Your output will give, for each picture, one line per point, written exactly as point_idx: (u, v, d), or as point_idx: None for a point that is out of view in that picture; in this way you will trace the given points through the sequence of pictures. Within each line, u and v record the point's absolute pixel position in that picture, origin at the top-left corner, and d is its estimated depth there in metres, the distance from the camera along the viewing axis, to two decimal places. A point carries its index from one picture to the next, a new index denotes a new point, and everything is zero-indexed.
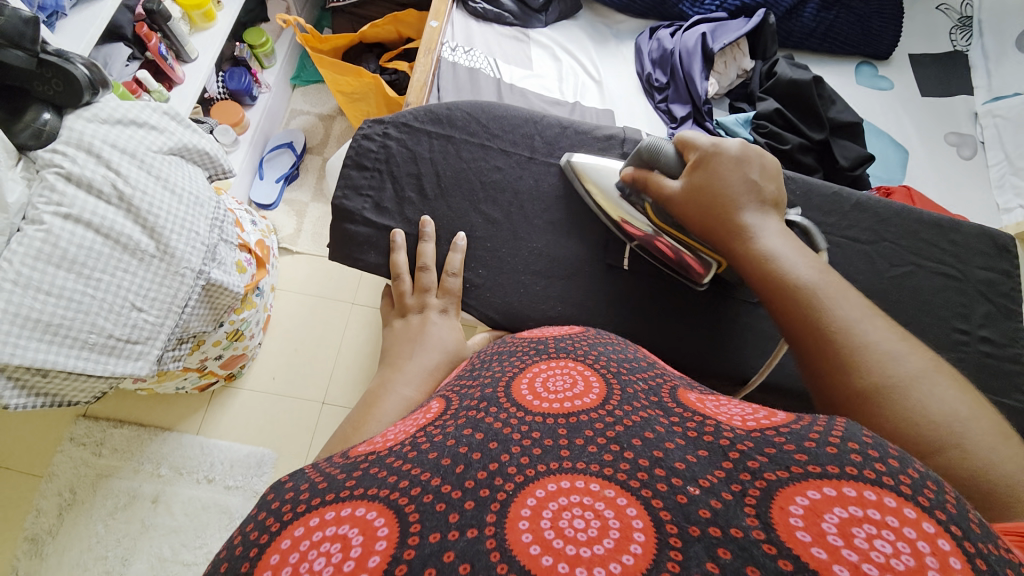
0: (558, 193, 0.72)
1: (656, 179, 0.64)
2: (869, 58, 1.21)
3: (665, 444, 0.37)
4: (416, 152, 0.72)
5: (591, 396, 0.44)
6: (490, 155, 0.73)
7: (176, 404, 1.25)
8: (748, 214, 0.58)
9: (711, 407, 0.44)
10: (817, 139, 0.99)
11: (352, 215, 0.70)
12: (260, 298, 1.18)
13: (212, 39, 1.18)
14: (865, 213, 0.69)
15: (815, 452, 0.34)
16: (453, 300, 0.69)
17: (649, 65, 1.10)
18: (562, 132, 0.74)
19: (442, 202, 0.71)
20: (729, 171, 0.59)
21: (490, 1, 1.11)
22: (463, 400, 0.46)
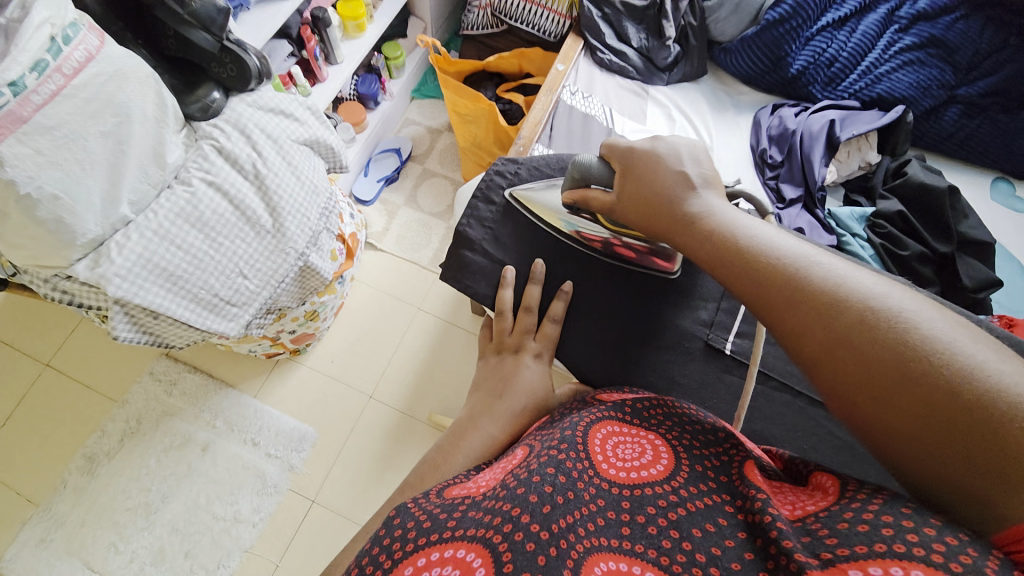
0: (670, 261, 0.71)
1: (594, 195, 0.66)
2: (1006, 175, 1.12)
3: (719, 535, 0.37)
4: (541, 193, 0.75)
5: (656, 468, 0.45)
6: None
7: (243, 363, 1.35)
8: (681, 200, 0.57)
9: (778, 491, 0.43)
10: (941, 251, 0.92)
11: (471, 242, 0.75)
12: (341, 285, 1.25)
13: (358, 48, 1.30)
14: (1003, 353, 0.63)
15: (845, 533, 0.34)
16: (550, 347, 0.69)
17: (766, 141, 1.08)
18: None
19: (556, 246, 0.72)
20: (647, 170, 0.60)
21: (618, 54, 1.15)
22: (543, 445, 0.48)
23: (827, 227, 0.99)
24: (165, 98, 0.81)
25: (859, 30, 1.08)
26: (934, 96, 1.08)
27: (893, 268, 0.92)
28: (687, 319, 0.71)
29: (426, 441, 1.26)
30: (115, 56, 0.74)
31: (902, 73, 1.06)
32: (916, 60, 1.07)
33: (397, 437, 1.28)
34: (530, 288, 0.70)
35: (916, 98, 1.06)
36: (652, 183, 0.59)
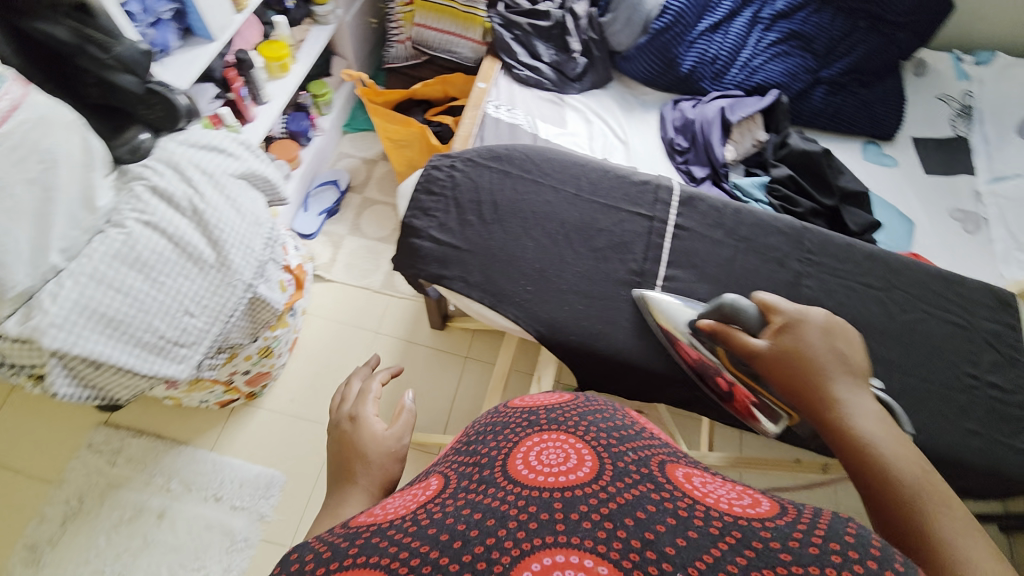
0: (600, 227, 0.75)
1: (737, 337, 0.59)
2: (875, 138, 1.35)
3: (654, 522, 0.35)
4: (478, 183, 0.78)
5: (582, 468, 0.42)
6: (541, 190, 0.77)
7: (194, 418, 1.27)
8: (838, 382, 0.53)
9: (699, 485, 0.40)
10: (827, 204, 1.08)
11: (419, 232, 0.75)
12: (293, 318, 1.24)
13: (284, 87, 1.31)
14: (875, 264, 0.72)
15: (798, 551, 0.31)
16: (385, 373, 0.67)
17: (672, 131, 1.21)
18: (605, 175, 0.78)
19: (498, 227, 0.74)
20: (819, 338, 0.56)
21: (532, 70, 1.25)
22: (463, 477, 0.44)
23: (736, 197, 1.13)
24: (91, 143, 0.80)
25: (732, 31, 1.25)
26: (802, 80, 1.26)
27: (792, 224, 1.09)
28: (627, 274, 0.73)
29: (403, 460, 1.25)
30: (39, 103, 0.73)
31: (773, 63, 1.25)
32: (783, 52, 1.26)
33: None
34: (473, 270, 0.72)
35: (787, 83, 1.25)
36: (810, 352, 0.56)
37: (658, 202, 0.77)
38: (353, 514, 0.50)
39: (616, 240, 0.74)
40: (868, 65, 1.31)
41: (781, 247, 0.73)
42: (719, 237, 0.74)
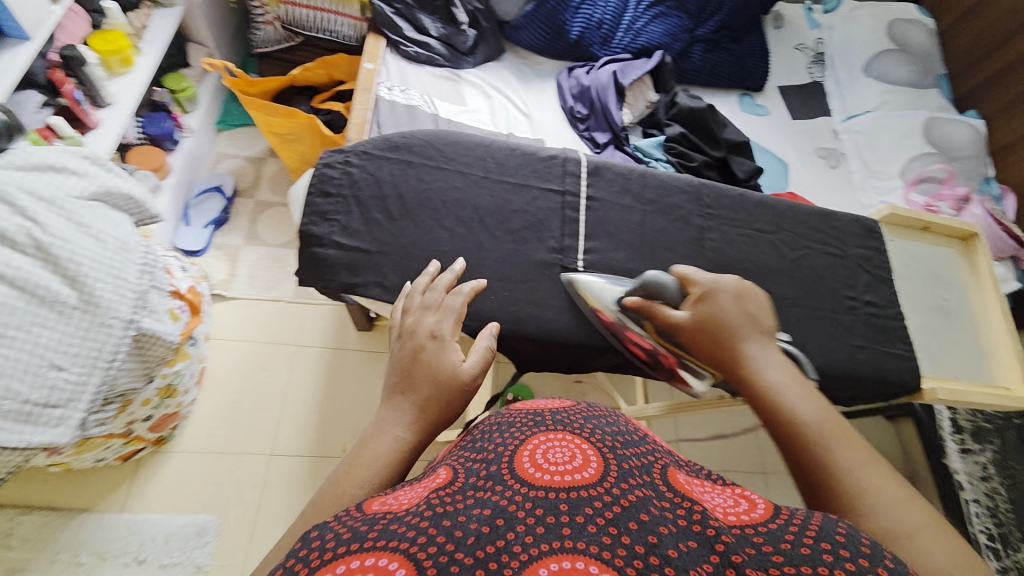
0: (513, 207, 0.68)
1: (658, 310, 0.59)
2: (748, 91, 1.47)
3: (659, 527, 0.38)
4: (378, 177, 0.67)
5: (589, 468, 0.43)
6: (448, 176, 0.68)
7: (95, 478, 1.10)
8: (752, 343, 0.55)
9: (696, 492, 0.45)
10: (716, 156, 1.17)
11: (319, 240, 0.65)
12: (195, 348, 1.10)
13: (132, 84, 1.11)
14: (766, 208, 0.67)
15: (788, 552, 0.35)
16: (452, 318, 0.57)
17: (571, 99, 1.22)
18: (511, 154, 0.71)
19: (408, 221, 0.66)
20: (730, 301, 0.57)
21: (421, 45, 1.18)
22: (469, 474, 0.43)
23: (637, 159, 1.18)
24: None
25: None
26: (681, 40, 1.33)
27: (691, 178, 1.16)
28: (548, 253, 0.67)
29: None
30: None
31: (654, 25, 1.29)
32: (661, 14, 1.31)
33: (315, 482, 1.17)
34: (388, 272, 0.64)
35: (669, 44, 1.30)
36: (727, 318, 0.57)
37: (568, 174, 0.70)
38: (405, 437, 0.48)
39: (531, 219, 0.68)
40: (735, 22, 1.41)
41: (686, 203, 0.67)
42: (627, 203, 0.68)
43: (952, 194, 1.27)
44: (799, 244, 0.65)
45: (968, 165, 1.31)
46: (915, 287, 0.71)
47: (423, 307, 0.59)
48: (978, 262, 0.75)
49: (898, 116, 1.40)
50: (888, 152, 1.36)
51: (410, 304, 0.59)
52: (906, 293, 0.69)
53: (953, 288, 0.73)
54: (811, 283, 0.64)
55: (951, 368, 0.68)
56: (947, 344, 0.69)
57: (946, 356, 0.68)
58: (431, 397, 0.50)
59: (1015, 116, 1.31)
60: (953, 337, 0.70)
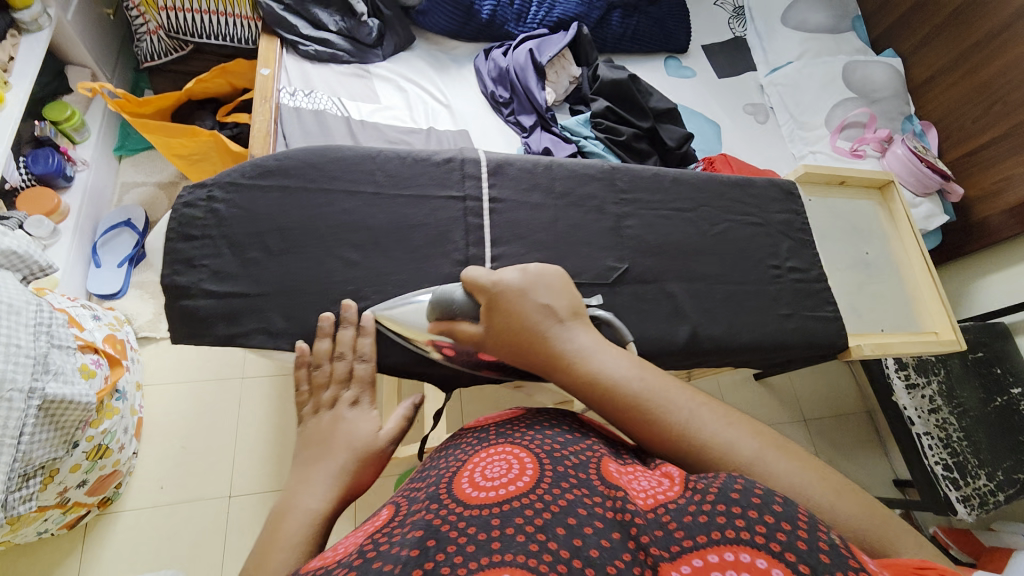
0: (413, 222, 0.56)
1: (460, 329, 0.51)
2: (673, 53, 1.45)
3: (583, 526, 0.35)
4: (250, 210, 0.54)
5: (524, 478, 0.41)
6: (333, 198, 0.55)
7: (42, 550, 1.02)
8: (556, 334, 0.49)
9: (627, 478, 0.42)
10: (645, 127, 1.15)
11: (188, 290, 0.52)
12: (122, 401, 1.01)
13: (3, 124, 0.95)
14: (684, 185, 0.63)
15: (690, 524, 0.35)
16: (367, 387, 0.54)
17: (490, 84, 1.17)
18: (403, 163, 0.57)
19: (293, 256, 0.54)
20: (520, 301, 0.50)
21: (321, 42, 1.09)
22: (413, 501, 0.41)
23: (565, 139, 1.15)
24: None
25: None
26: (598, 7, 1.28)
27: (622, 153, 1.14)
28: (453, 268, 0.56)
29: None
30: None
31: None
32: None
33: None
34: (275, 315, 0.53)
35: (585, 14, 1.26)
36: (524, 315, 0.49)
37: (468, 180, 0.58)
38: (317, 511, 0.44)
39: (433, 234, 0.56)
40: None
41: (599, 192, 0.60)
42: (537, 200, 0.58)
43: (876, 136, 1.29)
44: (722, 218, 0.63)
45: (889, 106, 1.33)
46: (836, 244, 0.71)
47: (329, 378, 0.53)
48: (893, 209, 0.76)
49: (820, 64, 1.41)
50: (813, 100, 1.37)
51: (314, 374, 0.53)
52: (829, 254, 0.69)
53: (871, 238, 0.73)
54: (738, 257, 0.62)
55: (875, 321, 0.68)
56: (871, 297, 0.69)
57: (870, 309, 0.69)
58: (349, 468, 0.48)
59: (932, 50, 1.33)
60: (876, 288, 0.70)
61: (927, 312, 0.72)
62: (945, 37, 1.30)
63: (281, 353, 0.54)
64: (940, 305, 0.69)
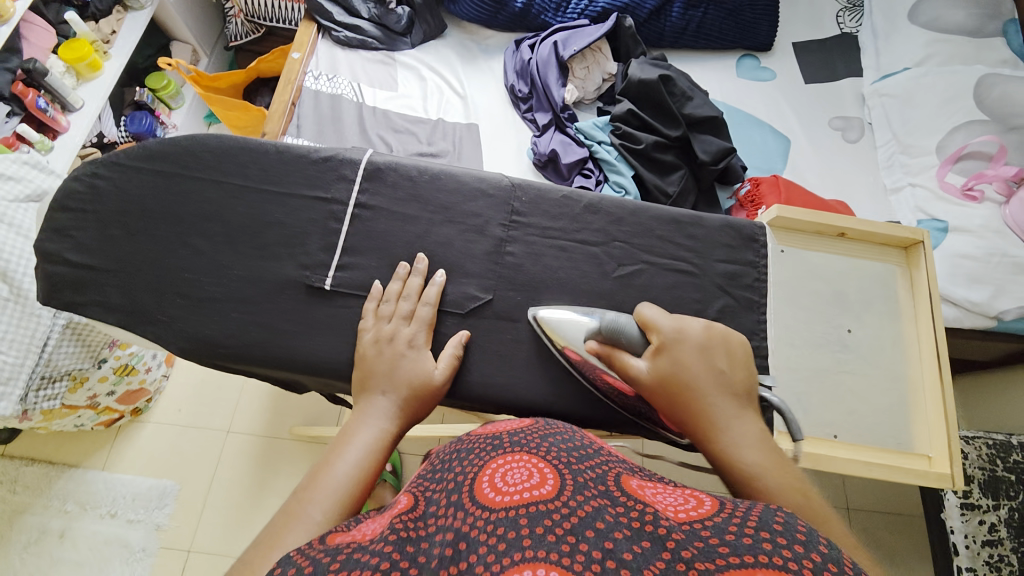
0: (270, 219, 0.55)
1: (620, 358, 0.49)
2: (751, 50, 1.23)
3: (610, 530, 0.29)
4: (124, 191, 0.54)
5: (546, 478, 0.35)
6: (200, 187, 0.55)
7: (83, 439, 1.25)
8: (725, 407, 0.44)
9: (650, 495, 0.35)
10: (674, 136, 1.00)
11: (53, 256, 0.54)
12: None
13: (99, 88, 1.21)
14: (598, 214, 0.59)
15: (735, 543, 0.28)
16: (425, 328, 0.53)
17: (513, 77, 1.11)
18: (277, 158, 0.56)
19: (144, 236, 0.53)
20: (698, 356, 0.47)
21: (352, 28, 1.13)
22: (430, 502, 0.37)
23: (578, 142, 1.05)
24: None
25: None
26: None
27: (639, 163, 1.01)
28: (297, 271, 0.54)
29: (294, 457, 1.24)
30: None
31: None
32: None
33: (264, 461, 1.25)
34: (112, 291, 0.52)
35: (637, 3, 1.12)
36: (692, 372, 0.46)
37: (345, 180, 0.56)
38: (388, 431, 0.46)
39: (289, 233, 0.55)
40: None
41: (484, 209, 0.58)
42: (410, 212, 0.57)
43: (999, 173, 0.97)
44: (636, 259, 0.58)
45: None
46: (808, 317, 0.62)
47: (391, 314, 0.53)
48: (917, 279, 0.63)
49: (945, 73, 1.08)
50: (927, 120, 1.07)
51: (379, 309, 0.53)
52: (785, 321, 0.62)
53: (869, 317, 0.63)
54: (646, 307, 0.57)
55: (832, 423, 0.60)
56: (839, 394, 0.61)
57: (830, 409, 0.60)
58: (410, 402, 0.49)
59: None
60: (851, 384, 0.62)
61: (926, 427, 0.60)
62: None
63: (115, 329, 0.53)
64: (941, 425, 0.59)
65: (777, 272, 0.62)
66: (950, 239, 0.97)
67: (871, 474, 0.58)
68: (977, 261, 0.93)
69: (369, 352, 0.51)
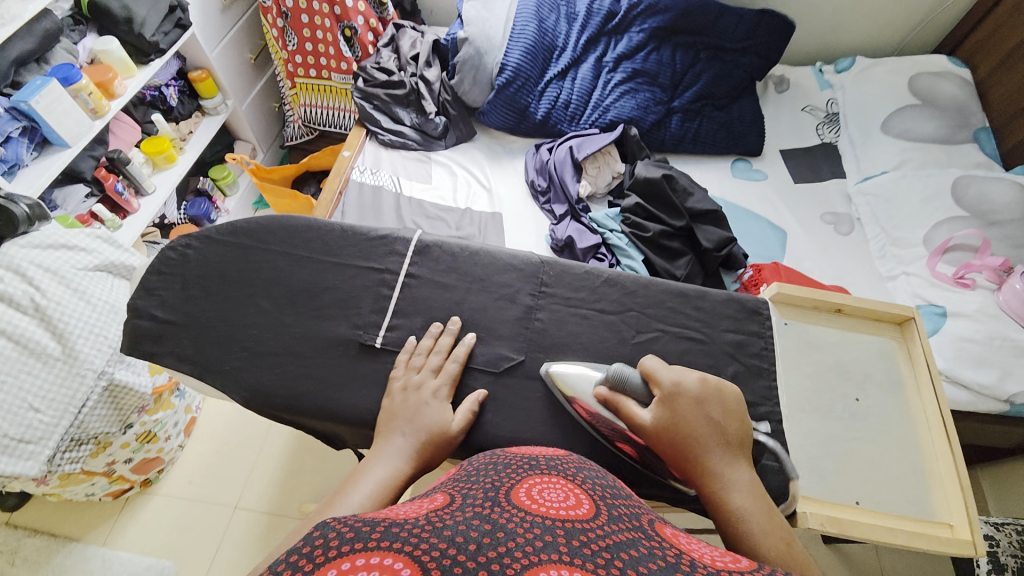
0: (328, 285, 0.64)
1: (626, 407, 0.54)
2: (743, 155, 1.39)
3: (645, 560, 0.32)
4: (210, 260, 0.64)
5: (582, 507, 0.38)
6: (270, 256, 0.64)
7: (89, 511, 1.22)
8: (716, 459, 0.52)
9: (683, 542, 0.38)
10: (678, 226, 1.11)
11: (140, 313, 0.63)
12: (182, 399, 1.21)
13: (170, 177, 1.39)
14: (615, 287, 0.67)
15: None
16: (449, 382, 0.58)
17: (533, 174, 1.27)
18: (342, 236, 0.66)
19: (221, 297, 0.62)
20: (693, 409, 0.53)
21: (395, 132, 1.31)
22: (470, 493, 0.39)
23: (592, 230, 1.16)
24: None
25: (580, 77, 1.32)
26: (655, 112, 1.32)
27: (649, 249, 1.10)
28: (347, 330, 0.61)
29: None
30: None
31: (624, 100, 1.31)
32: (630, 89, 1.32)
33: (268, 540, 1.20)
34: (187, 343, 0.60)
35: (640, 116, 1.30)
36: (692, 429, 0.52)
37: (397, 255, 0.66)
38: (398, 470, 0.51)
39: (342, 297, 0.63)
40: (718, 90, 1.37)
41: (515, 281, 0.66)
42: (450, 282, 0.65)
43: (986, 262, 1.05)
44: (650, 327, 0.65)
45: (1014, 231, 1.08)
46: (814, 387, 0.66)
47: (421, 365, 0.59)
48: (915, 353, 0.68)
49: (922, 175, 1.21)
50: (911, 216, 1.17)
51: (410, 360, 0.60)
52: (793, 388, 0.65)
53: (874, 388, 0.67)
54: None
55: (851, 490, 0.61)
56: (853, 461, 0.63)
57: (847, 475, 0.62)
58: (422, 446, 0.53)
59: None
60: (864, 452, 0.63)
61: (944, 496, 0.61)
62: None
63: (185, 376, 0.61)
64: (958, 493, 0.60)
65: (782, 343, 0.67)
66: (949, 322, 1.02)
67: (897, 540, 0.57)
68: (979, 344, 0.97)
69: (395, 398, 0.57)
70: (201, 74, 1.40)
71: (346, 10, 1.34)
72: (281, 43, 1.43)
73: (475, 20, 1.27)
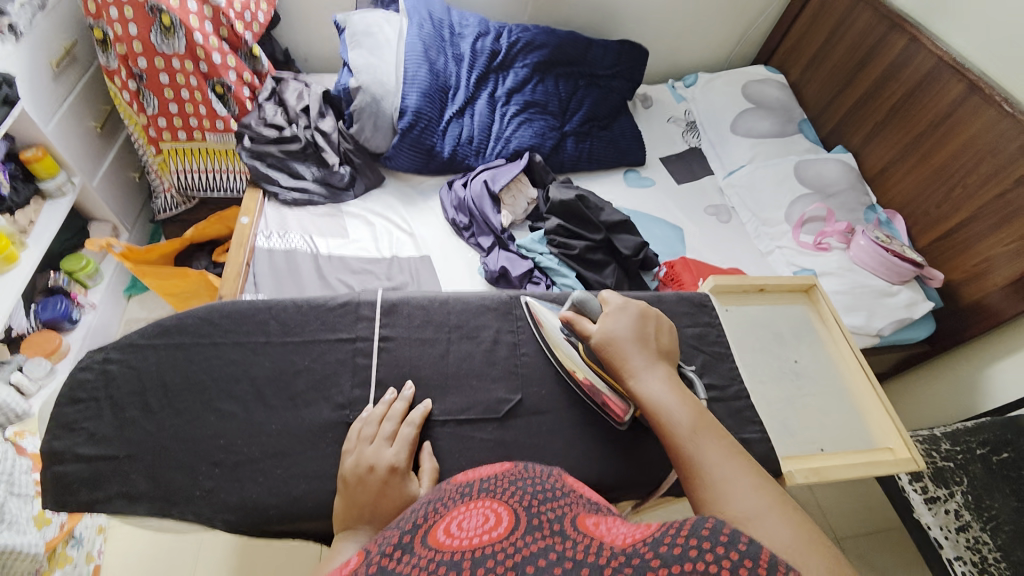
0: (298, 367, 0.66)
1: (582, 325, 0.65)
2: (632, 166, 1.55)
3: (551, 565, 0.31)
4: (141, 370, 0.63)
5: (499, 526, 0.36)
6: (222, 350, 0.65)
7: None
8: (638, 362, 0.61)
9: (602, 527, 0.37)
10: (598, 239, 1.20)
11: (63, 453, 0.59)
12: (78, 548, 0.98)
13: (12, 281, 1.13)
14: None
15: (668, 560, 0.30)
16: (405, 449, 0.59)
17: (452, 211, 1.27)
18: (297, 312, 0.68)
19: (170, 411, 0.62)
20: (632, 326, 0.64)
21: (297, 190, 1.24)
22: (383, 546, 0.36)
23: (522, 256, 1.21)
24: None
25: (477, 113, 1.37)
26: (551, 137, 1.42)
27: (577, 265, 1.18)
28: (332, 411, 0.64)
29: None
30: None
31: (521, 130, 1.39)
32: (526, 119, 1.41)
33: None
34: (138, 478, 0.58)
35: (539, 143, 1.39)
36: (625, 342, 0.62)
37: (360, 321, 0.70)
38: None
39: (318, 377, 0.66)
40: (599, 112, 1.52)
41: (491, 321, 0.73)
42: (428, 335, 0.70)
43: (835, 229, 1.31)
44: None
45: (846, 199, 1.36)
46: (763, 357, 0.78)
47: (375, 434, 0.60)
48: (824, 312, 0.82)
49: (771, 165, 1.46)
50: (770, 199, 1.41)
51: (363, 430, 0.61)
52: (749, 366, 0.76)
53: (805, 348, 0.80)
54: None
55: (815, 439, 0.72)
56: (809, 414, 0.74)
57: (809, 428, 0.73)
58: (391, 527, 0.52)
59: (882, 141, 1.41)
60: (814, 404, 0.75)
61: (879, 425, 0.75)
62: (888, 130, 1.39)
63: (140, 518, 0.58)
64: (890, 422, 0.74)
65: (729, 328, 0.78)
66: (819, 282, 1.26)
67: (860, 473, 0.69)
68: (845, 296, 1.22)
69: (350, 478, 0.56)
70: (37, 152, 1.18)
71: (214, 67, 1.22)
72: (136, 106, 1.26)
73: (365, 68, 1.26)
